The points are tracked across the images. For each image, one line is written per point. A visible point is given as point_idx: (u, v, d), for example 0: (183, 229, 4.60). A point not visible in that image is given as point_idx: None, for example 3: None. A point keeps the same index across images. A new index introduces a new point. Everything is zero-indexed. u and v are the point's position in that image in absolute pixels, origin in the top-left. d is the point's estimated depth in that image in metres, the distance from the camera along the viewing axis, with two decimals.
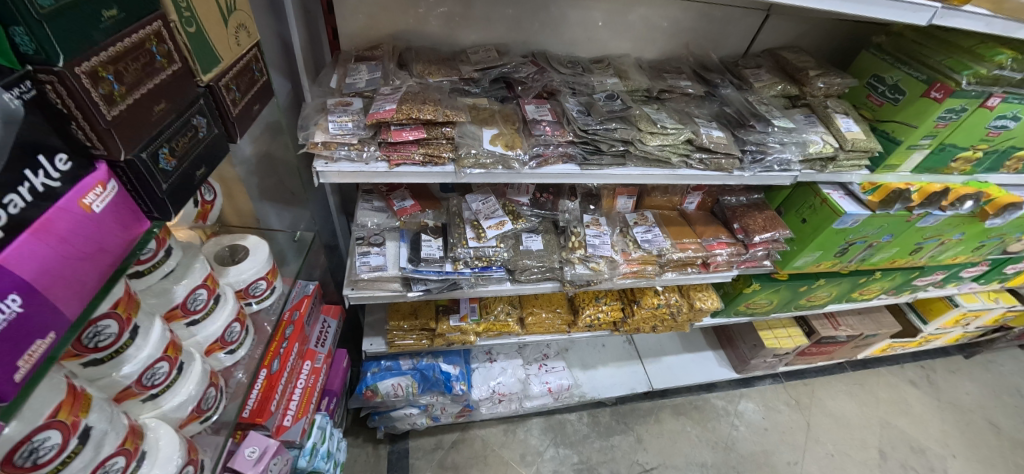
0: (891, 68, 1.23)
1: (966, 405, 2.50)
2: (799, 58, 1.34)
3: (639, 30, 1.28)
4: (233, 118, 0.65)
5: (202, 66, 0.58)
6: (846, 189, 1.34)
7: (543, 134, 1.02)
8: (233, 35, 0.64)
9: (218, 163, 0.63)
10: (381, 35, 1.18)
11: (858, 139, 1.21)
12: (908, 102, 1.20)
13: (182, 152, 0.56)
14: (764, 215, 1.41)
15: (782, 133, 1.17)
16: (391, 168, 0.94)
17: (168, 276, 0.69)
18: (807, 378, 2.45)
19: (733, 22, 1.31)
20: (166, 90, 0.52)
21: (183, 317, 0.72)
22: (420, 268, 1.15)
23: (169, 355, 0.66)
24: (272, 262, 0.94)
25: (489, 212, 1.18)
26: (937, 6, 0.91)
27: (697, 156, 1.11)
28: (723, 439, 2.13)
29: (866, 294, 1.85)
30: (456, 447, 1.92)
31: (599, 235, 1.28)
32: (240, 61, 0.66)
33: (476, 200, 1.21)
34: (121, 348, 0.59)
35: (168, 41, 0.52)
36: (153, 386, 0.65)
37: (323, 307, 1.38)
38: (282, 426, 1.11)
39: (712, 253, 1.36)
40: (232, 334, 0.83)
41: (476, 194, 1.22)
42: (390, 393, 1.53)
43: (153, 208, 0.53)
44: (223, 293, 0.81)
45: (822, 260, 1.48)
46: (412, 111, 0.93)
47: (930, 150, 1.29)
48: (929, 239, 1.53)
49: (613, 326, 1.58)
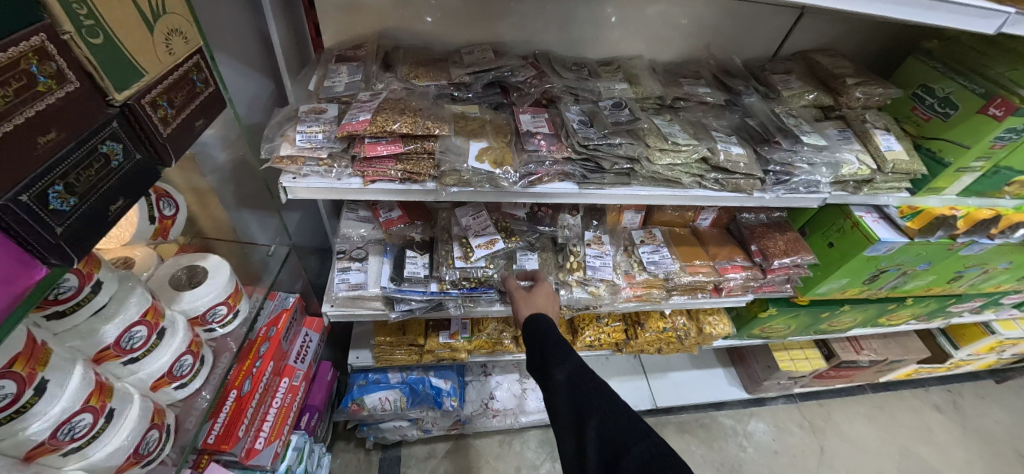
0: (942, 78, 1.08)
1: (996, 434, 2.34)
2: (835, 64, 1.19)
3: (655, 29, 1.15)
4: (163, 140, 0.56)
5: (114, 83, 0.49)
6: (881, 212, 1.20)
7: (537, 149, 0.92)
8: (163, 42, 0.55)
9: (142, 191, 0.55)
10: (367, 32, 1.07)
11: (899, 161, 1.07)
12: (960, 118, 1.05)
13: (87, 185, 0.47)
14: (785, 237, 1.28)
15: (812, 152, 1.03)
16: (365, 184, 0.85)
17: (98, 314, 0.62)
18: (822, 399, 2.31)
19: (762, 21, 1.17)
20: (58, 117, 0.43)
21: (118, 357, 0.65)
22: (403, 288, 1.07)
23: (93, 404, 0.59)
24: (235, 284, 0.86)
25: (479, 229, 1.07)
26: (1010, 11, 0.77)
27: (712, 177, 0.99)
28: (729, 460, 2.02)
29: (894, 320, 1.71)
30: (448, 457, 1.86)
31: (601, 256, 1.17)
32: (174, 72, 0.57)
33: (467, 213, 1.11)
34: (27, 406, 0.51)
35: (58, 57, 0.43)
36: (75, 439, 0.58)
37: (306, 320, 1.30)
38: (252, 449, 1.04)
39: (725, 278, 1.24)
40: (182, 367, 0.76)
41: (466, 207, 1.12)
42: (377, 407, 1.46)
43: (49, 256, 0.45)
44: (172, 324, 0.73)
45: (848, 287, 1.34)
46: (388, 122, 0.83)
47: (981, 173, 1.14)
48: (971, 267, 1.37)
49: (615, 346, 1.48)
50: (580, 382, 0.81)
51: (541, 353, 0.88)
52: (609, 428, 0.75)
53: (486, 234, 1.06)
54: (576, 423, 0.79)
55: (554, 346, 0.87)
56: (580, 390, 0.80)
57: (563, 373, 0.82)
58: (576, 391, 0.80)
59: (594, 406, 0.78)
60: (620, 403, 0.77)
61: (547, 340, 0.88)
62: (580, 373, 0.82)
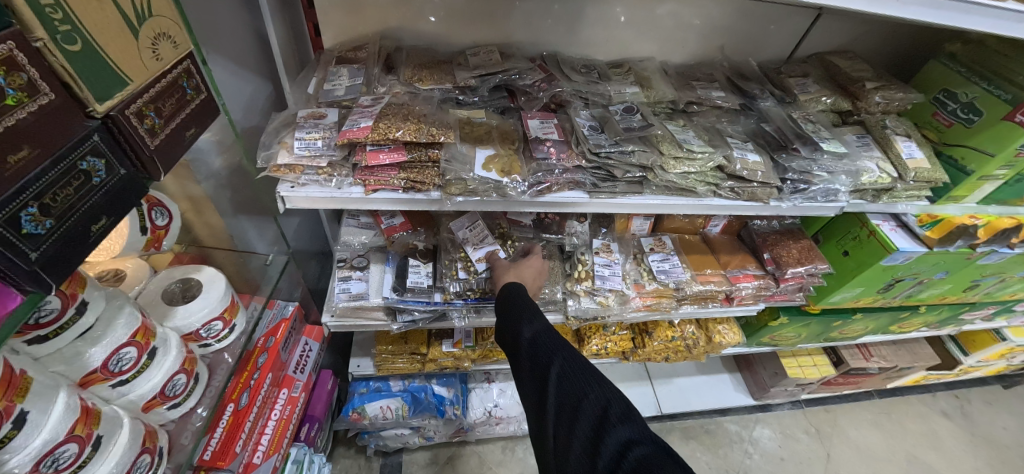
0: (966, 83, 1.04)
1: (1003, 441, 2.31)
2: (853, 66, 1.15)
3: (667, 30, 1.11)
4: (151, 154, 0.53)
5: (95, 93, 0.45)
6: (898, 220, 1.16)
7: (546, 157, 0.88)
8: (149, 48, 0.51)
9: (128, 208, 0.51)
10: (368, 32, 1.03)
11: (921, 169, 1.03)
12: (984, 124, 1.01)
13: (65, 205, 0.44)
14: (799, 245, 1.24)
15: (831, 160, 0.99)
16: (366, 194, 0.81)
17: (83, 336, 0.58)
18: (829, 404, 2.28)
19: (777, 22, 1.13)
20: (30, 132, 0.39)
21: (106, 379, 0.61)
22: (407, 299, 1.04)
23: (78, 433, 0.56)
24: (230, 297, 0.83)
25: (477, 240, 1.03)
26: None
27: (728, 185, 0.96)
28: (735, 468, 1.99)
29: (906, 327, 1.67)
30: (450, 464, 1.83)
31: (609, 265, 1.14)
32: (162, 80, 0.53)
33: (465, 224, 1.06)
34: (7, 439, 0.48)
35: (29, 67, 0.39)
36: (59, 471, 0.54)
37: (306, 328, 1.25)
38: (251, 463, 1.01)
39: (736, 287, 1.20)
40: (175, 387, 0.72)
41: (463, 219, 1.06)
42: (378, 416, 1.43)
43: (23, 283, 0.41)
44: (165, 341, 0.70)
45: (863, 296, 1.30)
46: (391, 130, 0.79)
47: (1004, 181, 1.10)
48: (988, 277, 1.34)
49: (621, 355, 1.45)
50: (544, 336, 0.78)
51: (508, 312, 0.85)
52: (570, 381, 0.71)
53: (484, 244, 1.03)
54: (538, 378, 0.75)
55: (521, 303, 0.84)
56: (542, 346, 0.77)
57: (530, 330, 0.80)
58: (537, 349, 0.77)
59: (555, 357, 0.75)
60: (581, 356, 0.74)
61: (514, 299, 0.86)
62: (545, 330, 0.80)
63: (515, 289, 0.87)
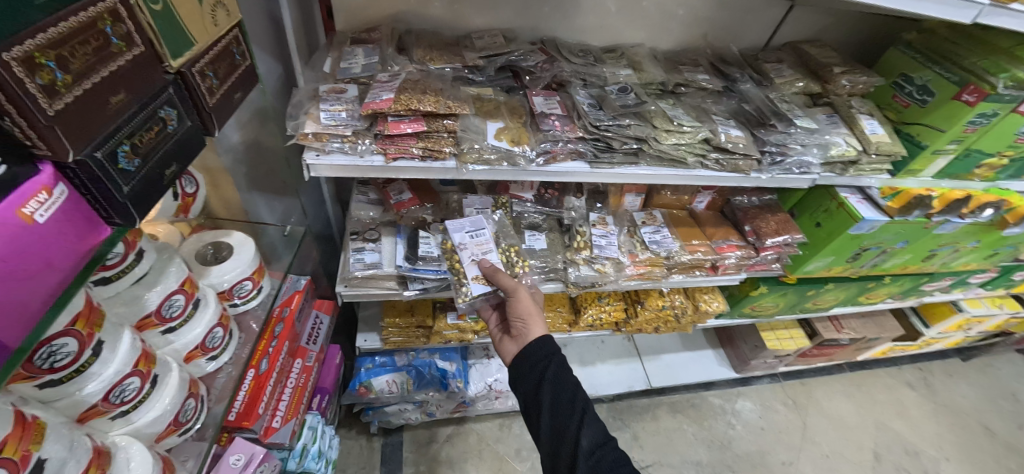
0: (920, 67, 1.16)
1: (962, 408, 2.49)
2: (823, 54, 1.26)
3: (656, 18, 1.20)
4: (209, 110, 0.58)
5: (171, 50, 0.51)
6: (864, 193, 1.28)
7: (552, 129, 0.96)
8: (209, 13, 0.56)
9: (193, 159, 0.56)
10: (380, 16, 1.09)
11: (883, 143, 1.15)
12: (936, 104, 1.13)
13: (148, 148, 0.49)
14: (776, 218, 1.35)
15: (804, 134, 1.10)
16: (387, 162, 0.87)
17: (140, 281, 0.63)
18: (804, 378, 2.43)
19: (755, 13, 1.23)
20: (126, 78, 0.45)
21: (159, 325, 0.66)
22: (418, 267, 1.10)
23: (141, 368, 0.60)
24: (258, 260, 0.88)
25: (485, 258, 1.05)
26: (984, 3, 0.84)
27: (714, 156, 1.05)
28: (719, 438, 2.11)
29: (873, 298, 1.82)
30: (451, 441, 1.89)
31: (606, 235, 1.23)
32: (217, 44, 0.59)
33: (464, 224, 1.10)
34: (84, 365, 0.52)
35: (127, 21, 0.44)
36: (123, 402, 0.59)
37: (315, 302, 1.32)
38: (270, 428, 1.05)
39: (722, 256, 1.30)
40: (214, 339, 0.77)
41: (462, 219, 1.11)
42: (384, 390, 1.50)
43: (114, 215, 0.47)
44: (205, 295, 0.74)
45: (833, 266, 1.42)
46: (412, 101, 0.87)
47: (955, 155, 1.23)
48: (943, 246, 1.47)
49: (615, 326, 1.54)
50: (605, 449, 0.81)
51: (556, 416, 0.86)
52: None
53: (493, 262, 1.05)
54: None
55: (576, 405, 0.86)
56: (604, 463, 0.80)
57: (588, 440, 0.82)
58: (600, 467, 0.80)
59: None
60: None
61: (564, 399, 0.87)
62: (604, 444, 0.83)
63: (562, 385, 0.88)
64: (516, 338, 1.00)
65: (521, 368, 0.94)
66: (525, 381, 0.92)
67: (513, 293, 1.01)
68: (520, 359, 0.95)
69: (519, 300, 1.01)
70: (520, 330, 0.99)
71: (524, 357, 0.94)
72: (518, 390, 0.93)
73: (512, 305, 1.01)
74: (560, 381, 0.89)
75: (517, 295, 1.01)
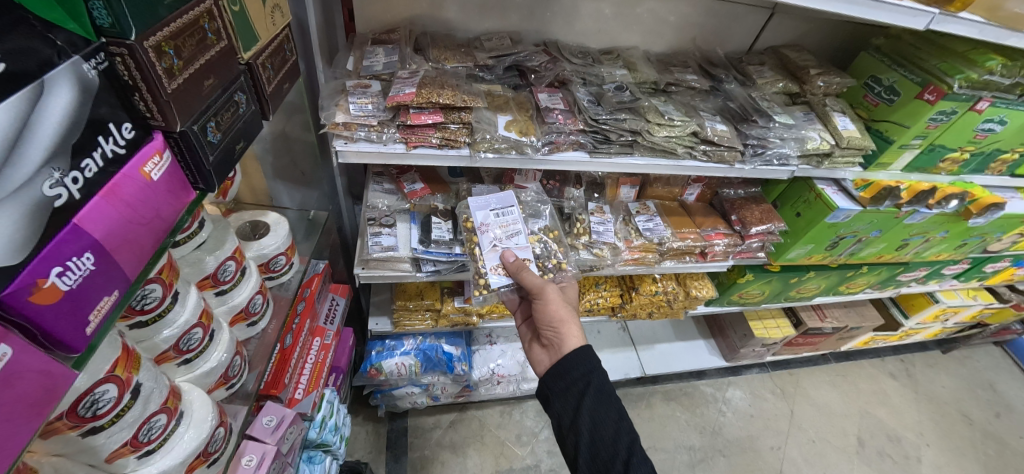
0: (887, 70, 1.28)
1: (942, 397, 2.59)
2: (801, 57, 1.38)
3: (648, 24, 1.31)
4: (268, 96, 0.68)
5: (244, 44, 0.61)
6: (839, 185, 1.40)
7: (556, 122, 1.07)
8: (270, 15, 0.67)
9: (254, 138, 0.66)
10: (398, 19, 1.19)
11: (853, 138, 1.26)
12: (902, 103, 1.25)
13: (226, 126, 0.59)
14: (761, 208, 1.47)
15: (782, 129, 1.22)
16: (408, 149, 0.98)
17: (202, 247, 0.72)
18: (792, 368, 2.54)
19: (739, 19, 1.35)
20: (215, 66, 0.55)
21: (213, 286, 0.75)
22: (430, 249, 1.19)
23: (204, 321, 0.69)
24: (292, 239, 0.97)
25: (508, 252, 1.10)
26: (934, 12, 0.96)
27: (701, 148, 1.16)
28: (710, 424, 2.21)
29: (853, 288, 1.93)
30: (454, 427, 1.97)
31: (603, 223, 1.34)
32: (275, 41, 0.69)
33: (490, 202, 1.16)
34: (164, 312, 0.61)
35: (218, 19, 0.54)
36: (189, 350, 0.68)
37: (332, 286, 1.41)
38: (293, 398, 1.16)
39: (710, 243, 1.41)
40: (255, 305, 0.85)
41: (487, 196, 1.17)
42: (394, 372, 1.57)
43: (199, 180, 0.56)
44: (248, 266, 0.84)
45: (813, 253, 1.53)
46: (432, 95, 0.97)
47: (920, 150, 1.34)
48: (915, 236, 1.59)
49: (611, 311, 1.64)
50: None
51: (597, 447, 0.87)
52: None
53: (515, 256, 1.11)
54: None
55: (618, 438, 0.87)
56: None
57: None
58: None
59: None
60: None
61: (607, 432, 0.88)
62: None
63: (603, 417, 0.89)
64: (552, 343, 1.05)
65: (557, 387, 0.96)
66: (562, 401, 0.94)
67: (541, 293, 1.08)
68: (557, 371, 0.98)
69: (547, 301, 1.07)
70: (554, 337, 1.05)
71: (561, 375, 0.96)
72: (554, 410, 0.95)
73: (541, 306, 1.08)
74: (599, 408, 0.90)
75: (544, 294, 1.08)
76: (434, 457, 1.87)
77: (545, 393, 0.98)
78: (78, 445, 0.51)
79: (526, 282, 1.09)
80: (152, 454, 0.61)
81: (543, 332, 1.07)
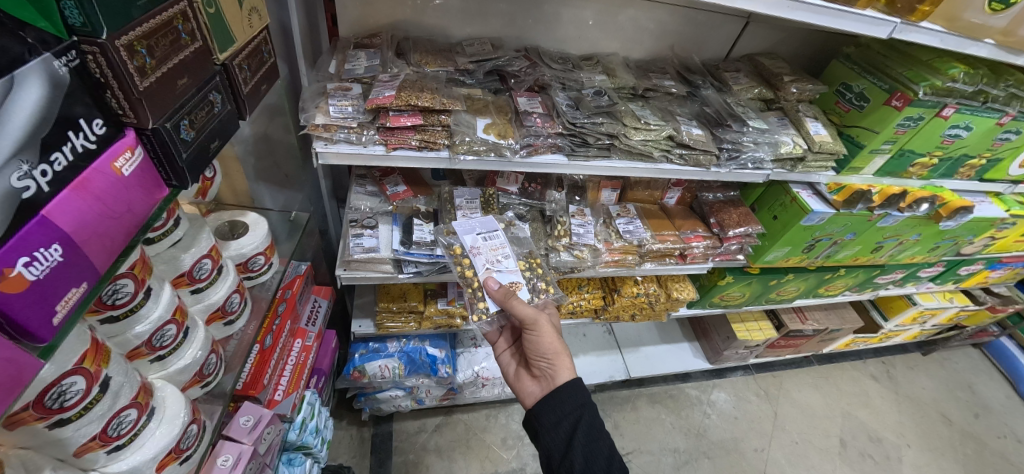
0: (858, 77, 1.32)
1: (922, 399, 2.63)
2: (776, 64, 1.42)
3: (628, 31, 1.34)
4: (244, 96, 0.69)
5: (219, 45, 0.62)
6: (813, 188, 1.45)
7: (534, 125, 1.10)
8: (247, 17, 0.68)
9: (229, 137, 0.67)
10: (380, 24, 1.21)
11: (825, 142, 1.30)
12: (871, 109, 1.29)
13: (201, 125, 0.60)
14: (739, 211, 1.50)
15: (756, 133, 1.25)
16: (388, 151, 1.00)
17: (177, 245, 0.72)
18: (776, 370, 2.57)
19: (715, 28, 1.39)
20: (189, 65, 0.56)
21: (188, 284, 0.76)
22: (412, 250, 1.21)
23: (177, 318, 0.69)
24: (270, 239, 0.97)
25: (490, 280, 1.09)
26: (896, 21, 0.99)
27: (677, 151, 1.18)
28: (695, 426, 2.23)
29: (833, 290, 1.97)
30: (440, 430, 1.97)
31: (584, 225, 1.36)
32: (251, 43, 0.70)
33: (475, 226, 1.18)
34: (136, 307, 0.62)
35: (193, 20, 0.56)
36: (162, 347, 0.68)
37: (314, 288, 1.42)
38: (273, 400, 1.15)
39: (689, 245, 1.44)
40: (232, 304, 0.86)
41: (472, 221, 1.19)
42: (377, 374, 1.57)
43: (172, 177, 0.57)
44: (225, 265, 0.84)
45: (791, 256, 1.56)
46: (411, 98, 0.98)
47: (891, 155, 1.38)
48: (889, 238, 1.63)
49: (594, 313, 1.67)
50: None
51: None
52: None
53: (498, 284, 1.10)
54: None
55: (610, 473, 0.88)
56: None
57: None
58: None
59: None
60: None
61: (600, 467, 0.89)
62: None
63: (594, 452, 0.91)
64: (544, 375, 1.07)
65: (547, 421, 0.97)
66: (552, 435, 0.95)
67: (535, 325, 1.06)
68: (549, 403, 0.99)
69: (540, 333, 1.06)
70: (547, 369, 1.06)
71: (553, 408, 0.98)
72: (543, 443, 0.96)
73: (536, 336, 1.07)
74: (592, 440, 0.92)
75: (538, 324, 1.07)
76: (419, 461, 1.86)
77: (535, 425, 0.99)
78: (44, 438, 0.51)
79: (518, 314, 1.07)
80: (122, 450, 0.61)
81: (536, 363, 1.08)
